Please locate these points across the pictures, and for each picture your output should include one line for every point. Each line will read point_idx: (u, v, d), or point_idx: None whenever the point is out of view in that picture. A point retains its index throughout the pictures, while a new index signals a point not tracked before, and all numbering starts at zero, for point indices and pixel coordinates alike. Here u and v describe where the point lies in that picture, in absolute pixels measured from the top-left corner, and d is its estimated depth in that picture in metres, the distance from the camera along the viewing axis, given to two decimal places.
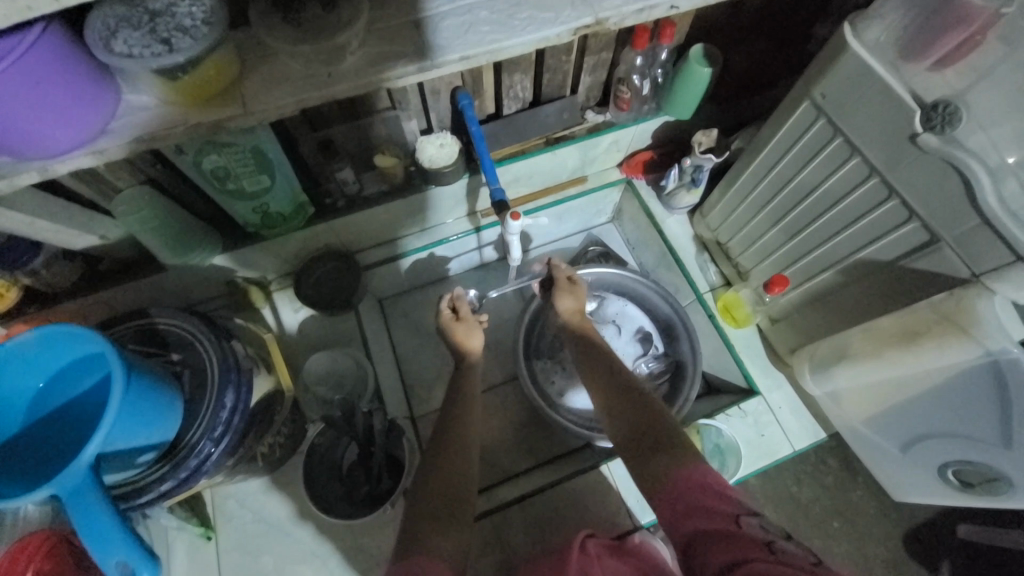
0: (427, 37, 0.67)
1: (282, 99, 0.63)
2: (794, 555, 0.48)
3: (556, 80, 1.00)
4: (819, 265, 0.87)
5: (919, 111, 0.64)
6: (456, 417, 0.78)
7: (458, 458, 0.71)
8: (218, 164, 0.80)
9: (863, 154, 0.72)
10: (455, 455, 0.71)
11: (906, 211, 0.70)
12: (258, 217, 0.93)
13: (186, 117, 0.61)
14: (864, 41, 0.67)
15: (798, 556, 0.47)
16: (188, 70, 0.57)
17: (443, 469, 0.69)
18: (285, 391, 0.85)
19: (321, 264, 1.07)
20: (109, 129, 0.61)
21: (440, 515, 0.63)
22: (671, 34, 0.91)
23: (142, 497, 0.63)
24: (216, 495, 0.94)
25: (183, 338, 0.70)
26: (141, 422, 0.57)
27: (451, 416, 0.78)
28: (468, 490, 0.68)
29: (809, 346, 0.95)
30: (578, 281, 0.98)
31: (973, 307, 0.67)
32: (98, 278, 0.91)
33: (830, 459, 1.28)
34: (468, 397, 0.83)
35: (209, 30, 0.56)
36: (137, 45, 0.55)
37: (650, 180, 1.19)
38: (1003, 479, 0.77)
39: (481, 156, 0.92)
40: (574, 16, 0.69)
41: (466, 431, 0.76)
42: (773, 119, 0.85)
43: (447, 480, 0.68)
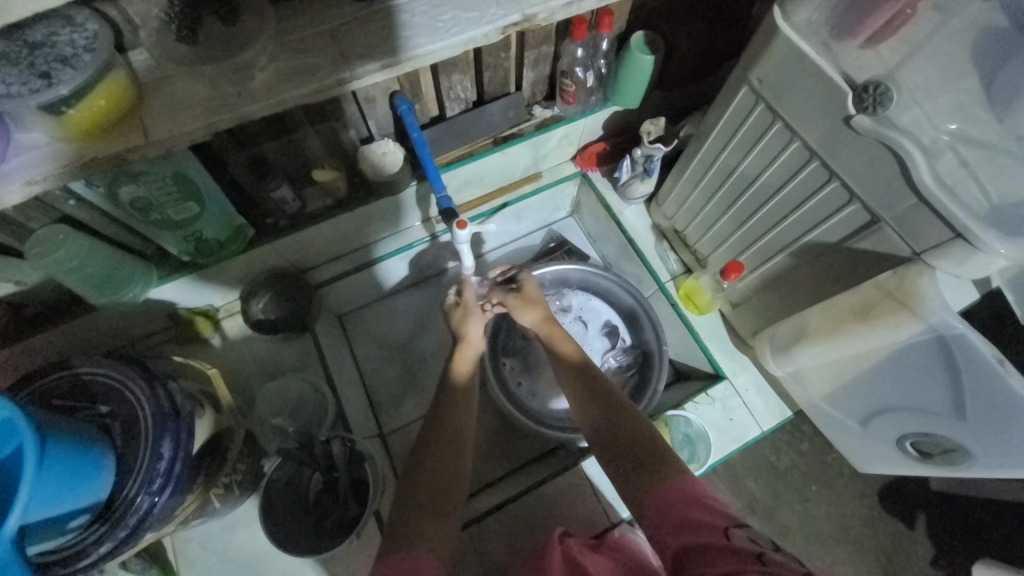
0: (345, 46, 0.63)
1: (191, 123, 0.58)
2: (785, 566, 0.45)
3: (498, 77, 0.96)
4: (772, 249, 0.87)
5: (851, 93, 0.63)
6: (442, 424, 0.76)
7: (454, 452, 0.72)
8: (138, 194, 0.75)
9: (802, 138, 0.71)
10: (444, 465, 0.70)
11: (847, 193, 0.70)
12: (192, 245, 0.88)
13: (84, 152, 0.56)
14: (794, 22, 0.66)
15: (791, 567, 0.45)
16: (76, 102, 0.52)
17: (423, 493, 0.67)
18: (237, 427, 0.82)
19: (271, 285, 1.03)
20: (3, 172, 0.56)
21: (431, 521, 0.64)
22: (609, 23, 0.88)
23: (81, 562, 0.58)
24: (179, 539, 0.91)
25: (109, 387, 0.66)
26: (66, 486, 0.54)
27: (443, 409, 0.78)
28: (457, 498, 0.68)
29: (770, 327, 0.96)
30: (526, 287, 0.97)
31: (915, 285, 0.68)
32: (23, 325, 0.85)
33: (802, 428, 1.30)
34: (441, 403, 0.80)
35: (92, 57, 0.51)
36: (15, 82, 0.50)
37: (605, 172, 1.17)
38: (959, 450, 0.78)
39: (424, 163, 0.89)
40: (500, 14, 0.66)
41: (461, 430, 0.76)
42: (716, 103, 0.84)
43: (437, 479, 0.69)
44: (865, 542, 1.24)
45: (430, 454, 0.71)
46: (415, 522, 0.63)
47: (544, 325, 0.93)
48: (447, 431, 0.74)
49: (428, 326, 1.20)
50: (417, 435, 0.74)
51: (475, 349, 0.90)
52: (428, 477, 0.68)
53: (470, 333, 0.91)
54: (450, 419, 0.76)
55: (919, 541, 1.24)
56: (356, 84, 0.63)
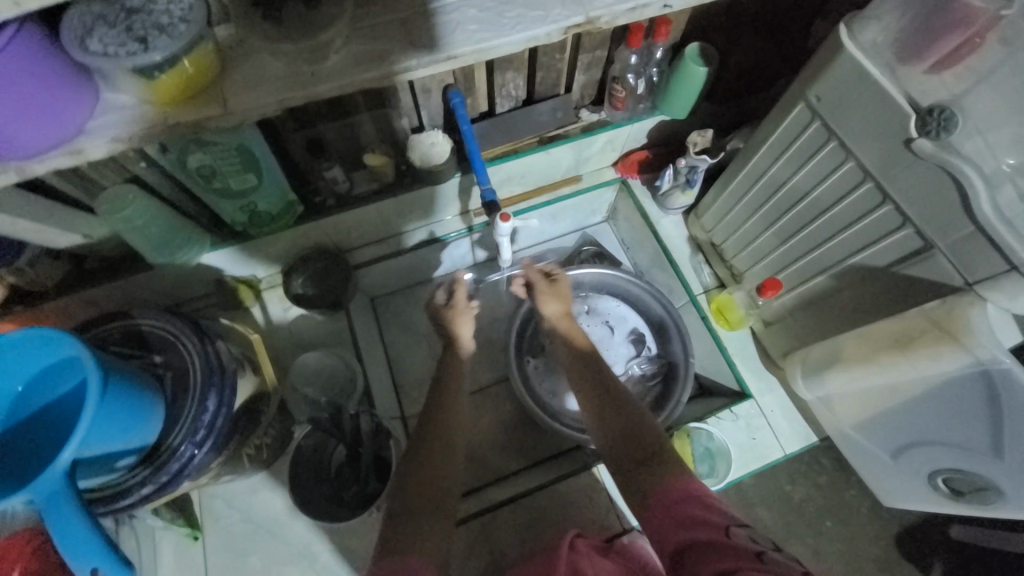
0: (414, 35, 0.65)
1: (264, 98, 0.61)
2: (784, 565, 0.47)
3: (550, 78, 0.98)
4: (814, 269, 0.86)
5: (914, 116, 0.63)
6: (436, 427, 0.75)
7: (447, 457, 0.72)
8: (204, 162, 0.79)
9: (858, 158, 0.71)
10: (436, 464, 0.70)
11: (900, 217, 0.69)
12: (246, 215, 0.92)
13: (166, 117, 0.60)
14: (860, 42, 0.66)
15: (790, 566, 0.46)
16: (165, 68, 0.56)
17: (419, 489, 0.67)
18: (271, 393, 0.85)
19: (309, 262, 1.06)
20: (87, 128, 0.59)
21: (424, 521, 0.63)
22: (665, 32, 0.90)
23: (123, 501, 0.63)
24: (204, 495, 0.94)
25: (165, 339, 0.70)
26: (119, 426, 0.57)
27: (430, 416, 0.77)
28: (448, 500, 0.67)
29: (802, 350, 0.95)
30: (559, 279, 0.95)
31: (965, 315, 0.67)
32: (84, 276, 0.90)
33: (823, 459, 1.27)
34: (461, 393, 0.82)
35: (186, 27, 0.55)
36: (112, 43, 0.54)
37: (645, 180, 1.17)
38: (992, 489, 0.77)
39: (471, 156, 0.90)
40: (564, 15, 0.68)
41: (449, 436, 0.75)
42: (769, 119, 0.84)
43: (428, 481, 0.68)
44: None
45: (443, 442, 0.73)
46: (411, 524, 0.62)
47: (564, 318, 0.92)
48: (436, 436, 0.74)
49: None
50: (440, 418, 0.76)
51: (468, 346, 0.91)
52: (423, 477, 0.68)
53: (460, 333, 0.91)
54: (442, 424, 0.76)
55: None
56: (418, 72, 0.66)
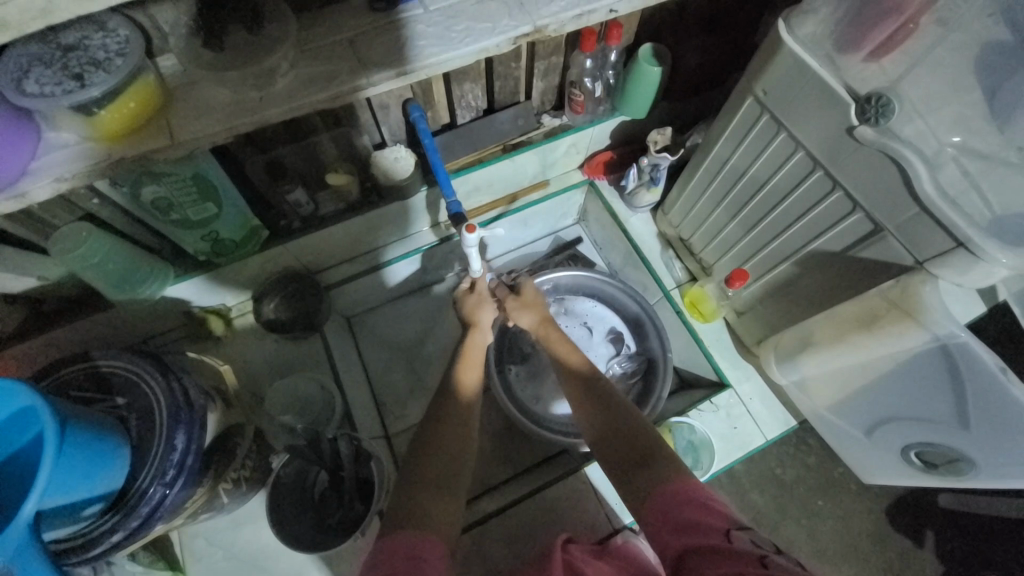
0: (363, 54, 0.65)
1: (213, 126, 0.61)
2: (787, 569, 0.47)
3: (509, 86, 0.99)
4: (777, 257, 0.88)
5: (854, 104, 0.65)
6: (439, 430, 0.74)
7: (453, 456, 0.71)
8: (159, 194, 0.77)
9: (806, 147, 0.73)
10: (446, 462, 0.70)
11: (851, 202, 0.71)
12: (209, 244, 0.90)
13: (111, 152, 0.59)
14: (798, 35, 0.68)
15: (792, 569, 0.46)
16: (105, 104, 0.55)
17: (425, 484, 0.67)
18: (246, 423, 0.83)
19: (282, 285, 1.05)
20: (30, 170, 0.58)
21: (432, 506, 0.65)
22: (618, 35, 0.91)
23: (93, 551, 0.60)
24: (186, 534, 0.92)
25: (127, 379, 0.68)
26: (82, 473, 0.55)
27: (444, 409, 0.77)
28: (453, 489, 0.69)
29: (775, 336, 0.97)
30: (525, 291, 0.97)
31: (919, 293, 0.68)
32: (43, 319, 0.87)
33: (808, 441, 1.29)
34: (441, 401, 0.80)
35: (124, 61, 0.54)
36: (48, 82, 0.53)
37: (612, 180, 1.19)
38: (964, 460, 0.79)
39: (435, 169, 0.91)
40: (512, 25, 0.68)
41: (462, 429, 0.75)
42: (722, 114, 0.86)
43: (432, 487, 0.67)
44: (872, 559, 1.22)
45: (428, 453, 0.71)
46: (413, 512, 0.64)
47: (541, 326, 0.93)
48: (450, 431, 0.74)
49: (434, 330, 1.21)
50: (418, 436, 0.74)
51: (484, 335, 0.92)
52: (431, 474, 0.69)
53: (480, 319, 0.93)
54: (452, 421, 0.75)
55: (927, 558, 1.22)
56: (371, 92, 0.66)
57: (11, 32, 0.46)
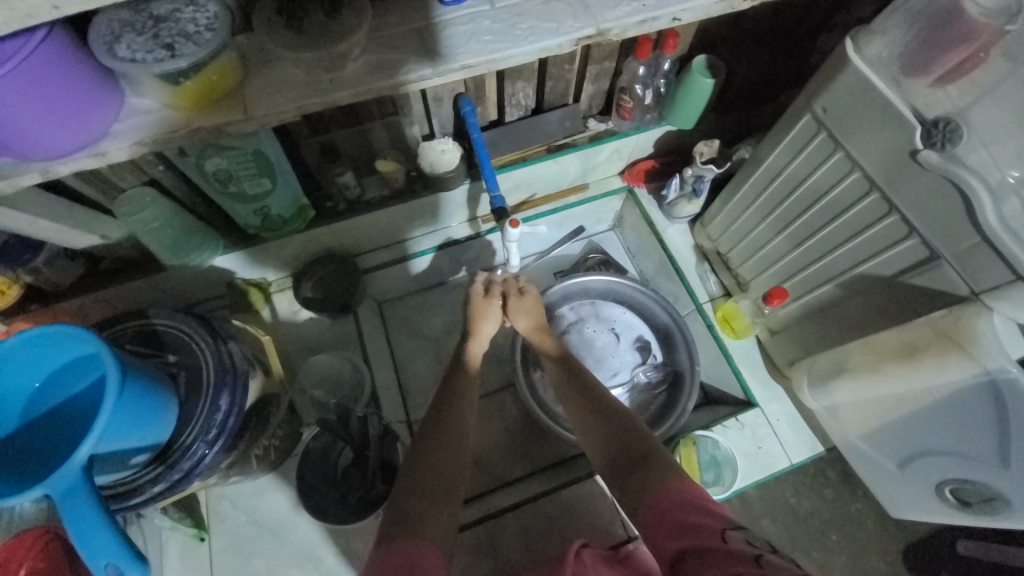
0: (429, 45, 0.67)
1: (284, 104, 0.63)
2: (782, 568, 0.47)
3: (559, 88, 1.00)
4: (819, 278, 0.87)
5: (920, 128, 0.64)
6: (463, 421, 0.75)
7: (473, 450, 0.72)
8: (220, 166, 0.81)
9: (863, 169, 0.72)
10: (449, 456, 0.69)
11: (906, 227, 0.70)
12: (259, 219, 0.93)
13: (189, 121, 0.62)
14: (865, 55, 0.67)
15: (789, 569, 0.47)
16: (190, 75, 0.58)
17: (427, 480, 0.66)
18: (281, 394, 0.86)
19: (321, 265, 1.08)
20: (112, 132, 0.61)
21: (435, 510, 0.63)
22: (674, 44, 0.91)
23: (135, 498, 0.63)
24: (211, 496, 0.95)
25: (179, 339, 0.71)
26: (134, 423, 0.58)
27: (449, 403, 0.77)
28: (454, 495, 0.66)
29: (808, 359, 0.95)
30: (526, 296, 0.93)
31: (973, 326, 0.66)
32: (99, 277, 0.92)
33: (827, 472, 1.25)
34: (474, 390, 0.82)
35: (212, 36, 0.57)
36: (140, 49, 0.56)
37: (652, 189, 1.19)
38: (999, 500, 0.76)
39: (482, 163, 0.92)
40: (576, 26, 0.69)
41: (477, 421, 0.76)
42: (775, 130, 0.85)
43: (442, 471, 0.67)
44: None
45: (454, 440, 0.72)
46: (421, 510, 0.62)
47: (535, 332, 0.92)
48: (467, 428, 0.74)
49: (462, 322, 1.23)
50: (443, 421, 0.76)
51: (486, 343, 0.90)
52: (448, 470, 0.68)
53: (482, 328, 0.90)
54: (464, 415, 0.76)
55: None
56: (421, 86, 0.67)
57: None
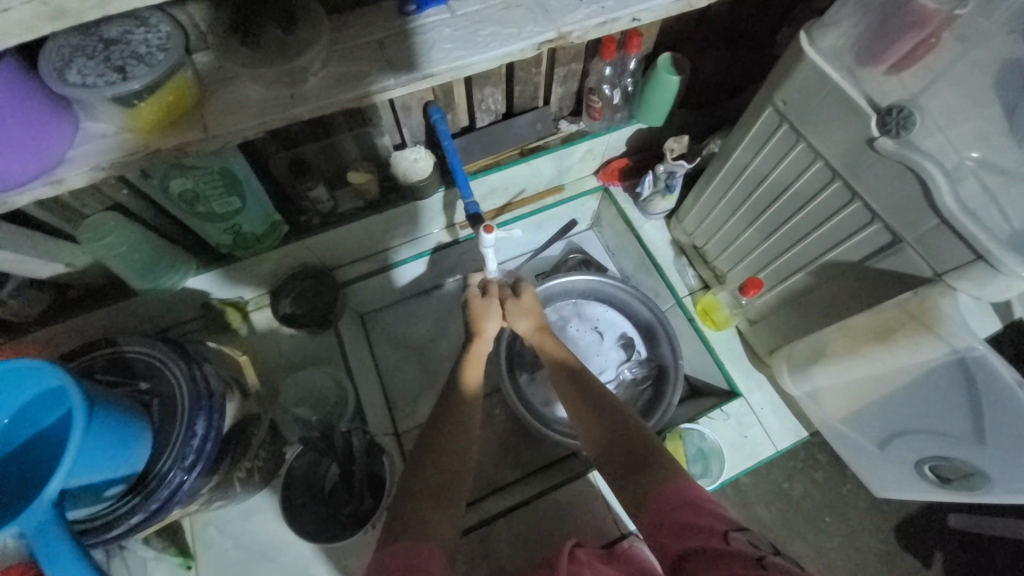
0: (390, 56, 0.67)
1: (245, 121, 0.62)
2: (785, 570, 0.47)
3: (528, 91, 1.00)
4: (791, 267, 0.89)
5: (875, 116, 0.65)
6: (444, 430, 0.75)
7: (457, 460, 0.71)
8: (187, 187, 0.79)
9: (825, 158, 0.73)
10: (448, 463, 0.69)
11: (869, 213, 0.72)
12: (231, 238, 0.92)
13: (147, 143, 0.61)
14: (820, 48, 0.69)
15: (790, 570, 0.47)
16: (146, 97, 0.57)
17: (424, 488, 0.66)
18: (262, 414, 0.84)
19: (299, 281, 1.07)
20: (68, 158, 0.60)
21: (427, 521, 0.62)
22: (638, 44, 0.92)
23: (113, 531, 0.61)
24: (197, 522, 0.93)
25: (151, 365, 0.69)
26: (105, 455, 0.56)
27: (445, 414, 0.77)
28: (454, 498, 0.67)
29: (787, 346, 0.97)
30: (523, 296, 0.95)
31: (937, 305, 0.69)
32: (67, 305, 0.89)
33: (819, 455, 1.27)
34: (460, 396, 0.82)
35: (165, 56, 0.56)
36: (91, 74, 0.54)
37: (627, 187, 1.20)
38: (977, 474, 0.78)
39: (455, 171, 0.92)
40: (537, 31, 0.70)
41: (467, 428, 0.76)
42: (740, 123, 0.86)
43: (440, 482, 0.68)
44: None
45: (435, 450, 0.71)
46: (419, 513, 0.63)
47: (535, 334, 0.93)
48: (447, 438, 0.73)
49: (446, 329, 1.22)
50: (427, 431, 0.76)
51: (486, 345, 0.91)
52: (431, 480, 0.67)
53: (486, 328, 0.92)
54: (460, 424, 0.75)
55: None
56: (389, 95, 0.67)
57: (69, 19, 0.47)
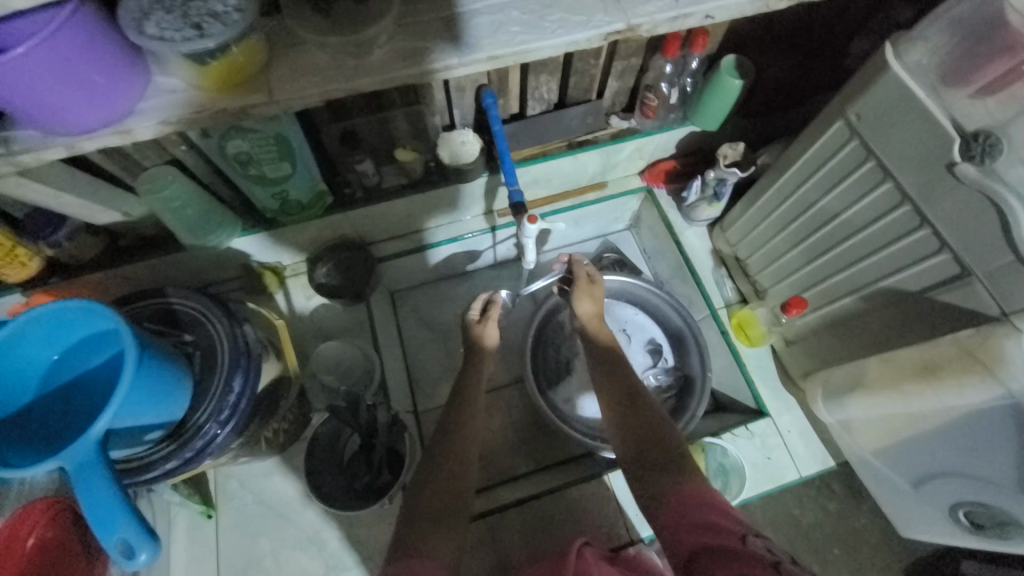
0: (455, 34, 0.66)
1: (309, 89, 0.63)
2: None
3: (583, 83, 0.98)
4: (841, 289, 0.86)
5: (959, 140, 0.62)
6: (463, 421, 0.76)
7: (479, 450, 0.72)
8: (242, 149, 0.81)
9: (897, 181, 0.70)
10: (458, 461, 0.70)
11: (938, 241, 0.68)
12: (278, 203, 0.94)
13: (213, 101, 0.62)
14: (905, 62, 0.65)
15: None
16: (217, 56, 0.58)
17: (438, 486, 0.67)
18: (292, 379, 0.87)
19: (336, 252, 1.08)
20: (137, 110, 0.61)
21: (442, 519, 0.63)
22: (702, 43, 0.90)
23: (147, 474, 0.64)
24: (220, 474, 0.97)
25: (196, 319, 0.71)
26: (151, 399, 0.59)
27: (463, 409, 0.78)
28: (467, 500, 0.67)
29: (824, 370, 0.94)
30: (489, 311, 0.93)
31: (1000, 347, 0.64)
32: (119, 253, 0.93)
33: (834, 484, 1.22)
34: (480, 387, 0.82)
35: (241, 17, 0.56)
36: (169, 28, 0.55)
37: (671, 190, 1.17)
38: (1012, 523, 0.75)
39: (501, 157, 0.90)
40: (606, 20, 0.68)
41: None
42: (804, 135, 0.83)
43: (453, 471, 0.69)
44: None
45: (452, 439, 0.73)
46: (427, 526, 0.62)
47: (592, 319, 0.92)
48: (463, 431, 0.75)
49: None
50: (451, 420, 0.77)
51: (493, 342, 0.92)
52: (451, 470, 0.69)
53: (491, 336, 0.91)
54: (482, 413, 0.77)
55: None
56: (454, 73, 0.67)
57: None
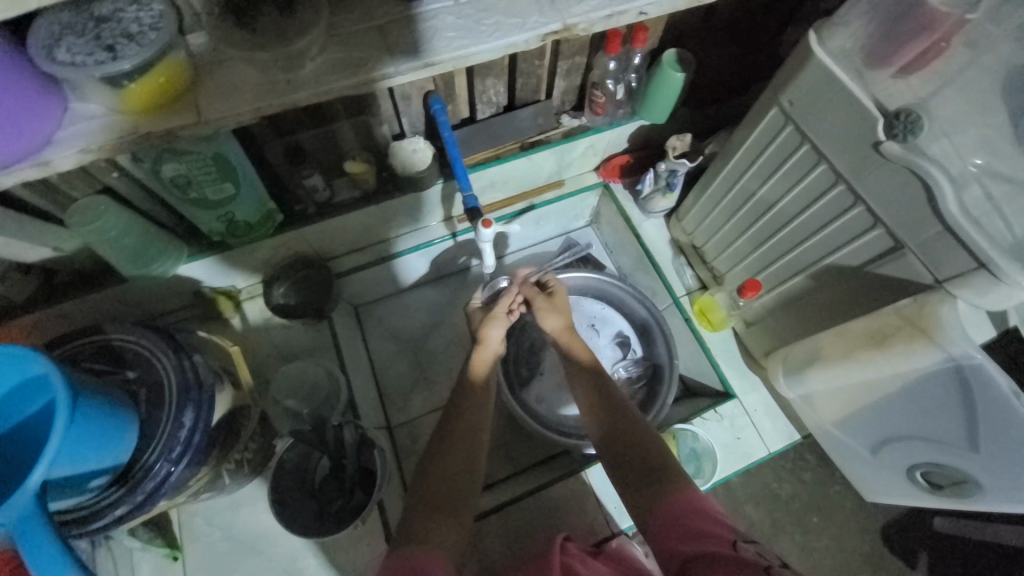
0: (390, 42, 0.65)
1: (240, 106, 0.61)
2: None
3: (530, 84, 0.99)
4: (791, 270, 0.88)
5: (882, 120, 0.64)
6: (453, 427, 0.75)
7: (456, 461, 0.71)
8: (179, 172, 0.77)
9: (830, 162, 0.73)
10: (450, 467, 0.70)
11: (872, 218, 0.71)
12: (223, 225, 0.90)
13: (137, 126, 0.59)
14: (829, 48, 0.68)
15: None
16: (135, 77, 0.55)
17: (431, 491, 0.67)
18: (253, 406, 0.83)
19: (293, 270, 1.05)
20: (55, 140, 0.58)
21: (437, 521, 0.64)
22: (643, 38, 0.89)
23: (95, 523, 0.61)
24: (184, 513, 0.92)
25: (138, 355, 0.68)
26: (92, 444, 0.55)
27: (456, 409, 0.78)
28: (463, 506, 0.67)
29: (783, 349, 0.97)
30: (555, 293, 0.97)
31: (936, 312, 0.68)
32: (55, 291, 0.87)
33: (807, 455, 1.26)
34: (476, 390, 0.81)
35: (157, 36, 0.54)
36: (80, 52, 0.52)
37: (627, 184, 1.19)
38: (970, 482, 0.79)
39: (453, 163, 0.89)
40: (542, 22, 0.68)
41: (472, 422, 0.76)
42: (745, 123, 0.85)
43: (445, 482, 0.68)
44: None
45: (445, 446, 0.72)
46: (423, 524, 0.63)
47: (564, 332, 0.92)
48: (456, 434, 0.74)
49: (441, 324, 1.21)
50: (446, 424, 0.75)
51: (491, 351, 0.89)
52: (440, 483, 0.68)
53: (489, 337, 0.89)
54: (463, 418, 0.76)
55: None
56: (393, 80, 0.65)
57: None
